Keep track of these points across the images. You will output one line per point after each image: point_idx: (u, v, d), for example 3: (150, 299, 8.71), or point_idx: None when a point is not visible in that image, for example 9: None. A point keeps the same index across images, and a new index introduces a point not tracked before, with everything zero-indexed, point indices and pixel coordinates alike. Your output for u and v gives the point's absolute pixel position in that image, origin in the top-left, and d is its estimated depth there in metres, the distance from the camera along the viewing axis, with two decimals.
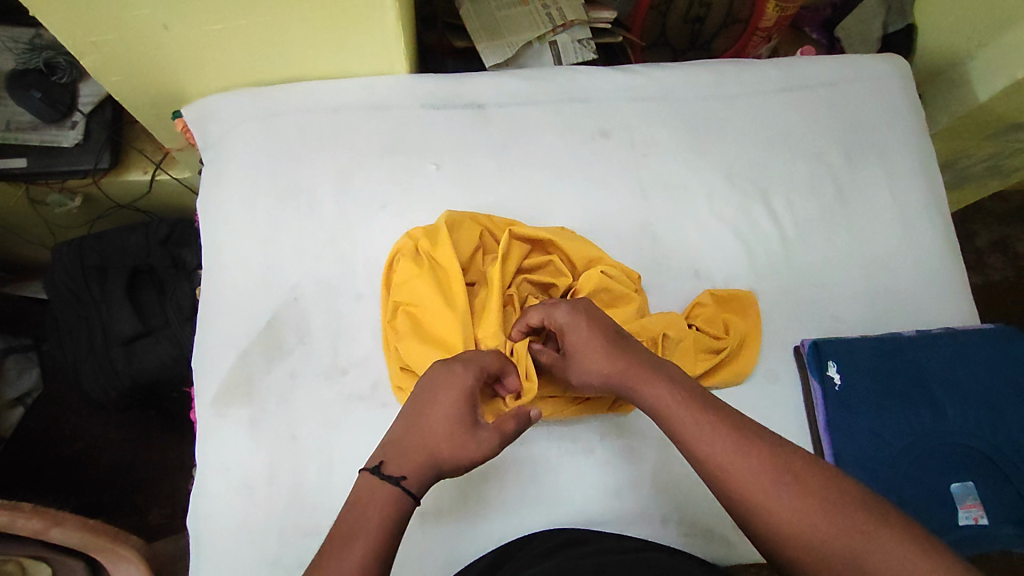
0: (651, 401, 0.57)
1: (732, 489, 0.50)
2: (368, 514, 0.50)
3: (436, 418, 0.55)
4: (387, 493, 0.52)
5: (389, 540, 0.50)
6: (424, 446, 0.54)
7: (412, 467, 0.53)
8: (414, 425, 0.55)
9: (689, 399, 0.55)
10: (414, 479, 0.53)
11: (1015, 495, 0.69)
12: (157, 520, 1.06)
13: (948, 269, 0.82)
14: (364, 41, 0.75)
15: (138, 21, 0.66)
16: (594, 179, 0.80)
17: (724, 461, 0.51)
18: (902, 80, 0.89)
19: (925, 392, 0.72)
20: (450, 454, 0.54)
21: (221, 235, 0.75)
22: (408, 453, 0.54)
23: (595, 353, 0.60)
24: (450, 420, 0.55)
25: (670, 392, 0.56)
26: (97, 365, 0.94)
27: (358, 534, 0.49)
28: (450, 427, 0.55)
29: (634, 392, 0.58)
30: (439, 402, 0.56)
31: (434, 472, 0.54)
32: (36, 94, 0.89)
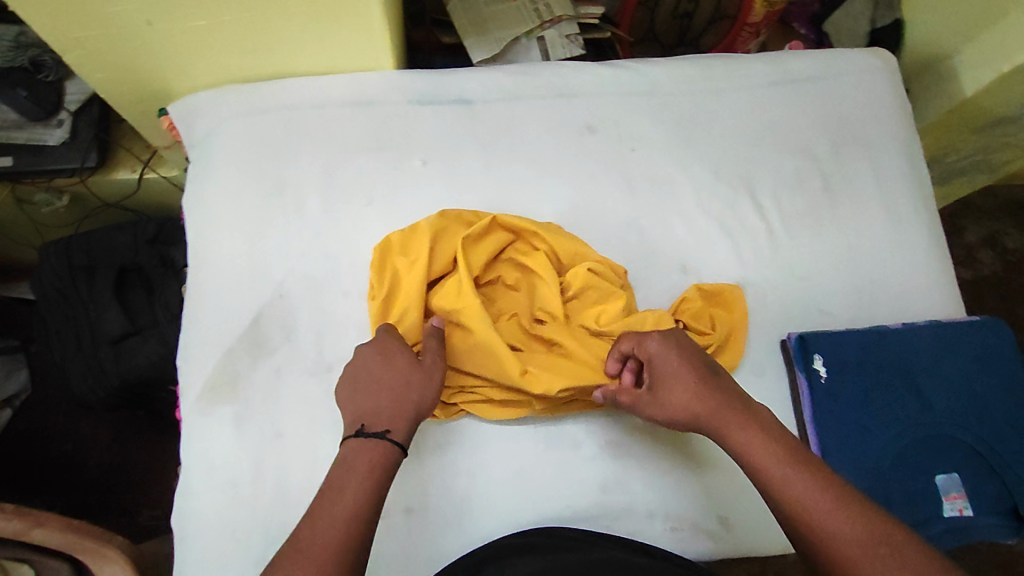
0: (738, 440, 0.57)
1: (821, 545, 0.50)
2: (357, 472, 0.53)
3: (384, 372, 0.59)
4: (373, 451, 0.55)
5: (380, 492, 0.53)
6: (388, 400, 0.57)
7: (396, 420, 0.57)
8: (363, 388, 0.59)
9: (765, 434, 0.57)
10: (398, 431, 0.56)
11: (999, 487, 0.70)
12: (147, 522, 1.06)
13: (934, 263, 0.82)
14: (350, 37, 0.75)
15: (122, 17, 0.66)
16: (581, 174, 0.80)
17: (783, 483, 0.53)
18: (889, 74, 0.89)
19: (911, 385, 0.72)
20: (414, 396, 0.58)
21: (206, 232, 0.75)
22: (383, 410, 0.57)
23: (683, 389, 0.60)
24: (397, 368, 0.59)
25: (759, 433, 0.57)
26: (85, 364, 0.93)
27: (347, 490, 0.52)
28: (402, 374, 0.59)
29: (723, 433, 0.58)
30: (380, 364, 0.60)
31: (412, 418, 0.58)
32: (21, 92, 0.87)
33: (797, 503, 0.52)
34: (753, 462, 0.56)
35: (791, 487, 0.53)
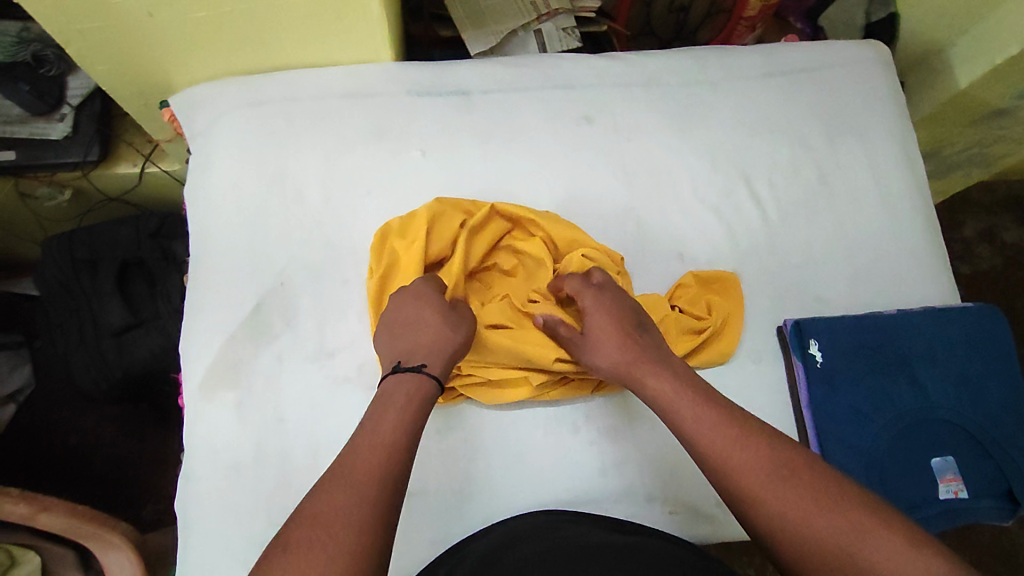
0: (650, 390, 0.61)
1: (736, 481, 0.53)
2: (392, 406, 0.56)
3: (425, 312, 0.63)
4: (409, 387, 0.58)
5: (415, 422, 0.56)
6: (429, 338, 0.62)
7: (434, 356, 0.60)
8: (406, 327, 0.63)
9: (689, 388, 0.60)
10: (434, 365, 0.60)
11: (994, 469, 0.70)
12: (151, 514, 1.09)
13: (929, 251, 0.83)
14: (349, 29, 0.75)
15: (123, 8, 0.67)
16: (578, 164, 0.81)
17: (702, 424, 0.57)
18: (884, 65, 0.90)
19: (907, 370, 0.72)
20: (452, 335, 0.62)
21: (208, 222, 0.75)
22: (425, 347, 0.61)
23: (612, 341, 0.64)
24: (434, 310, 0.64)
25: (669, 382, 0.61)
26: (88, 357, 0.94)
27: (385, 418, 0.55)
28: (440, 315, 0.63)
29: (639, 382, 0.62)
30: (416, 308, 0.64)
31: (449, 356, 0.61)
32: (23, 86, 0.89)
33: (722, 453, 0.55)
34: (670, 412, 0.59)
35: (715, 438, 0.56)
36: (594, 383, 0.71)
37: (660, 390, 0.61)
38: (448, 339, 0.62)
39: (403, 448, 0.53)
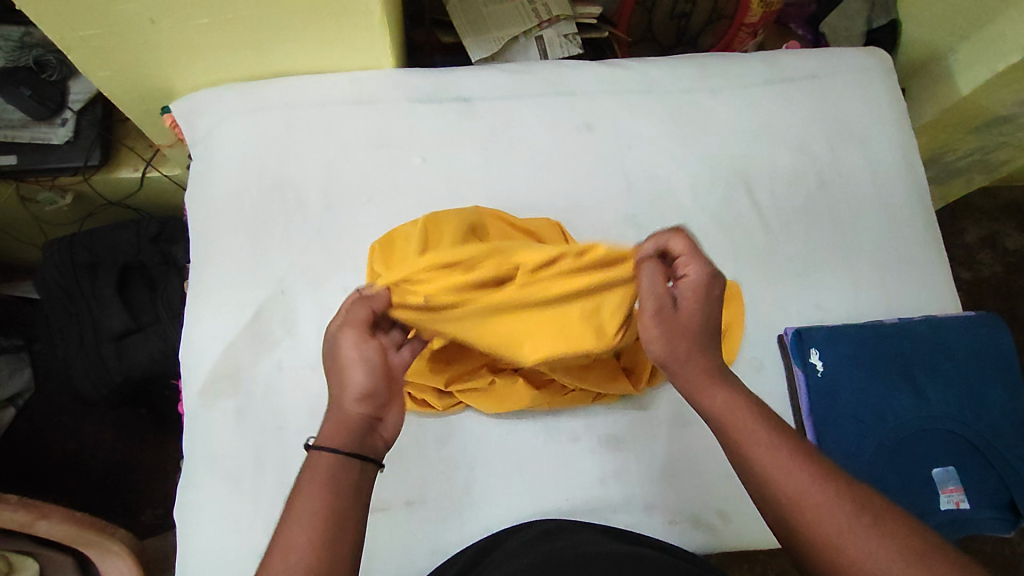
0: (714, 399, 0.54)
1: (796, 510, 0.48)
2: (312, 492, 0.49)
3: (320, 375, 0.56)
4: (321, 465, 0.50)
5: (346, 505, 0.49)
6: (325, 405, 0.54)
7: (323, 427, 0.52)
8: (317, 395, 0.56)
9: (753, 407, 0.53)
10: (323, 436, 0.51)
11: (996, 480, 0.70)
12: (150, 520, 1.07)
13: (931, 259, 0.82)
14: (350, 36, 0.75)
15: (125, 15, 0.67)
16: (579, 171, 0.81)
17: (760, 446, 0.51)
18: (885, 73, 0.90)
19: (908, 380, 0.72)
20: (338, 393, 0.53)
21: (209, 229, 0.75)
22: (323, 421, 0.53)
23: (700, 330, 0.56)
24: (327, 367, 0.55)
25: (738, 400, 0.54)
26: (88, 361, 0.93)
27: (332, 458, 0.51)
28: (330, 369, 0.54)
29: (700, 392, 0.55)
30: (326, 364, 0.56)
31: (341, 418, 0.52)
32: (26, 91, 0.88)
33: (789, 491, 0.49)
34: (730, 429, 0.53)
35: (780, 470, 0.49)
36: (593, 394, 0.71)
37: (721, 408, 0.54)
38: (339, 399, 0.53)
39: (336, 543, 0.47)
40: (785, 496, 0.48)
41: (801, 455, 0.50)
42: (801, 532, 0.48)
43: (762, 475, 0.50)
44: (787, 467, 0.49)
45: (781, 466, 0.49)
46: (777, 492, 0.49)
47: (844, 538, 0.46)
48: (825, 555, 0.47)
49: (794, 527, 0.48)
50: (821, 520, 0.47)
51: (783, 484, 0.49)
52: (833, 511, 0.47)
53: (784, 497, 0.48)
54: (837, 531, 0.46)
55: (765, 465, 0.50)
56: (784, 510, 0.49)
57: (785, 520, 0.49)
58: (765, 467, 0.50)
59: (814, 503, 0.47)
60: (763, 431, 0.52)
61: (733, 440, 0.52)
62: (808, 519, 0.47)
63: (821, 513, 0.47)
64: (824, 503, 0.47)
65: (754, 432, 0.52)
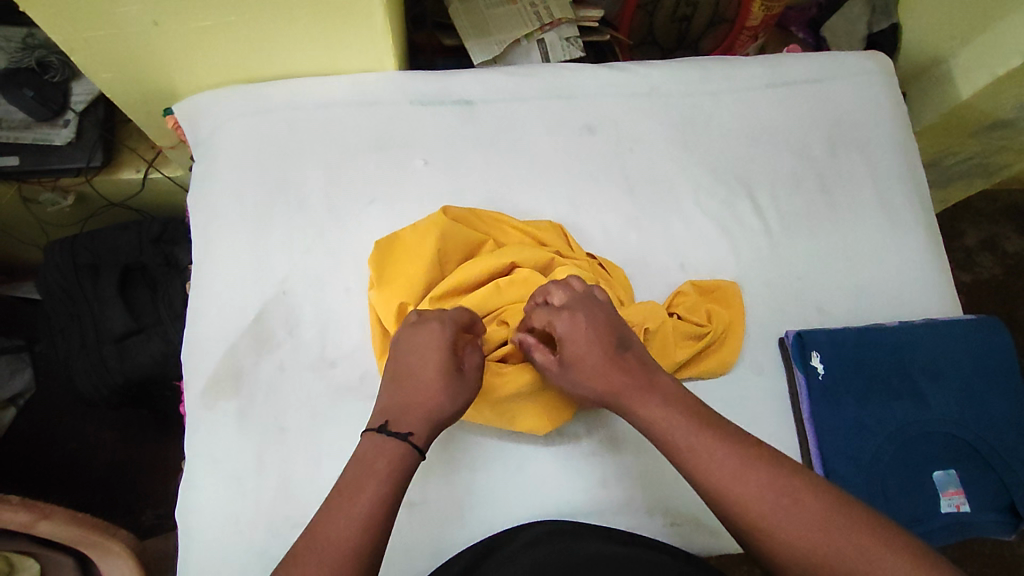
0: (643, 411, 0.59)
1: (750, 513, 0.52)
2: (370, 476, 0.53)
3: (426, 372, 0.60)
4: (393, 452, 0.55)
5: (397, 491, 0.54)
6: (425, 402, 0.59)
7: (418, 424, 0.58)
8: (405, 383, 0.60)
9: (688, 415, 0.57)
10: (419, 434, 0.57)
11: (996, 483, 0.70)
12: (150, 521, 1.06)
13: (931, 262, 0.83)
14: (353, 38, 0.76)
15: (128, 17, 0.67)
16: (581, 174, 0.81)
17: (715, 458, 0.54)
18: (886, 76, 0.90)
19: (909, 383, 0.72)
20: (446, 405, 0.59)
21: (211, 231, 0.75)
22: (409, 413, 0.58)
23: (593, 364, 0.61)
24: (438, 371, 0.60)
25: (666, 411, 0.58)
26: (89, 362, 0.94)
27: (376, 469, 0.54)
28: (449, 379, 0.60)
29: (631, 409, 0.59)
30: (424, 359, 0.60)
31: (436, 425, 0.59)
32: (27, 92, 0.89)
33: (720, 483, 0.53)
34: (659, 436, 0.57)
35: (711, 464, 0.54)
36: None
37: (651, 415, 0.58)
38: (444, 409, 0.59)
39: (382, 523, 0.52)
40: (718, 489, 0.53)
41: (731, 445, 0.55)
42: (735, 519, 0.52)
43: (696, 470, 0.54)
44: (718, 459, 0.54)
45: (712, 460, 0.54)
46: (735, 501, 0.52)
47: (774, 519, 0.51)
48: (763, 538, 0.51)
49: (732, 515, 0.53)
50: (753, 507, 0.52)
51: (714, 477, 0.53)
52: (763, 496, 0.52)
53: (716, 489, 0.53)
54: (765, 515, 0.51)
55: (697, 462, 0.54)
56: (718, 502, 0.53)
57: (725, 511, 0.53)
58: (698, 463, 0.54)
59: (744, 492, 0.52)
60: (689, 428, 0.56)
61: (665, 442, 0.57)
62: (742, 507, 0.52)
63: (751, 500, 0.52)
64: (754, 491, 0.52)
65: (686, 432, 0.56)
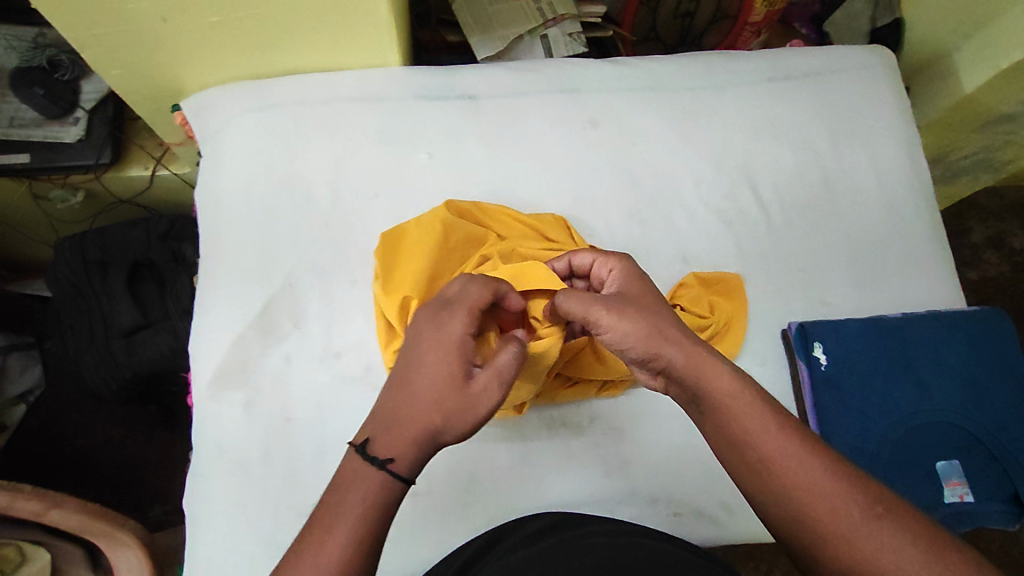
0: (715, 381, 0.51)
1: (815, 510, 0.46)
2: (350, 505, 0.47)
3: (428, 380, 0.51)
4: (373, 484, 0.48)
5: (377, 532, 0.48)
6: (417, 418, 0.50)
7: (403, 448, 0.50)
8: (405, 386, 0.52)
9: (754, 392, 0.51)
10: (403, 462, 0.49)
11: (1000, 474, 0.70)
12: (158, 517, 1.08)
13: (935, 254, 0.83)
14: (358, 34, 0.76)
15: (137, 15, 0.68)
16: (585, 168, 0.81)
17: (777, 446, 0.48)
18: (889, 69, 0.91)
19: (912, 373, 0.73)
20: (442, 424, 0.50)
21: (217, 224, 0.76)
22: (395, 431, 0.50)
23: (628, 308, 0.55)
24: (446, 381, 0.51)
25: (736, 383, 0.51)
26: (98, 356, 0.94)
27: (353, 504, 0.47)
28: (449, 392, 0.51)
29: (696, 370, 0.52)
30: (436, 362, 0.52)
31: (427, 449, 0.51)
32: (38, 90, 0.91)
33: (801, 489, 0.47)
34: (734, 416, 0.50)
35: (791, 467, 0.48)
36: (597, 385, 0.72)
37: (721, 387, 0.51)
38: (436, 426, 0.50)
39: (365, 561, 0.47)
40: (790, 490, 0.47)
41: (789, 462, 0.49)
42: (800, 525, 0.47)
43: (768, 467, 0.48)
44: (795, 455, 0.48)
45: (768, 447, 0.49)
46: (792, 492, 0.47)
47: (858, 535, 0.45)
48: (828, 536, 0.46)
49: (805, 522, 0.47)
50: (829, 516, 0.46)
51: (799, 480, 0.47)
52: (847, 506, 0.46)
53: (798, 492, 0.47)
54: (845, 524, 0.45)
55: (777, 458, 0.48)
56: (791, 508, 0.47)
57: (791, 515, 0.47)
58: (782, 464, 0.48)
59: (818, 499, 0.46)
60: (767, 420, 0.50)
61: (737, 429, 0.50)
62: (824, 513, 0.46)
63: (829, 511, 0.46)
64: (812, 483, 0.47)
65: (763, 419, 0.49)
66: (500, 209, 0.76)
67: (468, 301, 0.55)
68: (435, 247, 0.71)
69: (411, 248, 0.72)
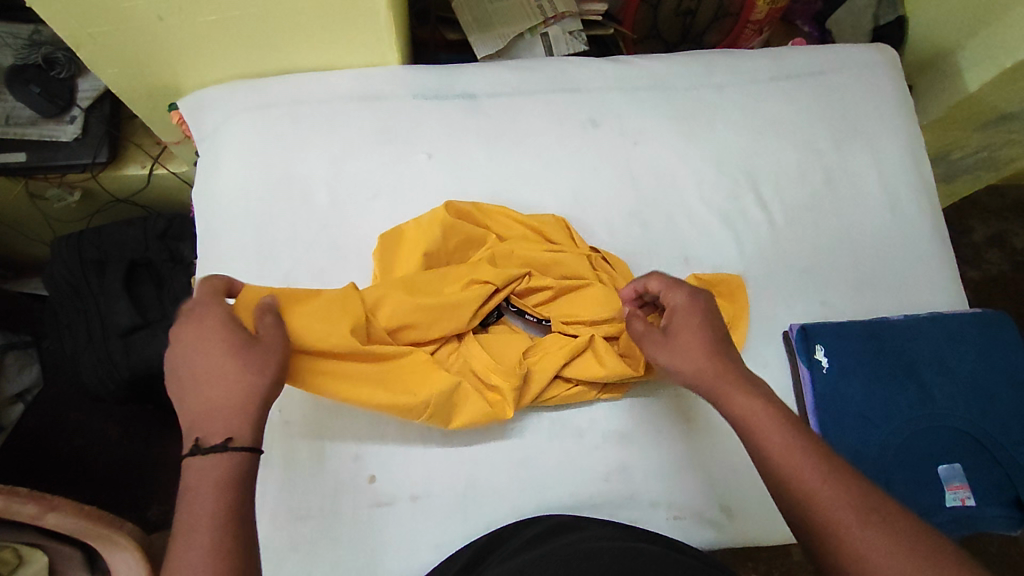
0: (738, 403, 0.54)
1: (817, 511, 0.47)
2: (206, 493, 0.45)
3: (207, 362, 0.50)
4: (220, 465, 0.46)
5: (242, 500, 0.46)
6: (223, 394, 0.49)
7: (226, 422, 0.48)
8: (192, 380, 0.49)
9: (774, 408, 0.53)
10: (240, 433, 0.47)
11: (1002, 477, 0.70)
12: (156, 516, 1.07)
13: (937, 255, 0.82)
14: (357, 32, 0.76)
15: (134, 12, 0.67)
16: (584, 168, 0.81)
17: (781, 449, 0.50)
18: (892, 68, 0.90)
19: (914, 376, 0.72)
20: (254, 381, 0.50)
21: (214, 225, 0.76)
22: (210, 417, 0.48)
23: (676, 345, 0.58)
24: (223, 353, 0.50)
25: (761, 404, 0.53)
26: (95, 356, 0.93)
27: (209, 491, 0.45)
28: (232, 362, 0.50)
29: (721, 395, 0.55)
30: (208, 346, 0.50)
31: (255, 412, 0.49)
32: (34, 88, 0.90)
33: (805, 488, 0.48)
34: (753, 430, 0.52)
35: (793, 463, 0.49)
36: (598, 388, 0.71)
37: (741, 405, 0.54)
38: (248, 389, 0.49)
39: (245, 532, 0.45)
40: (790, 482, 0.48)
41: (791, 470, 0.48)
42: (801, 524, 0.48)
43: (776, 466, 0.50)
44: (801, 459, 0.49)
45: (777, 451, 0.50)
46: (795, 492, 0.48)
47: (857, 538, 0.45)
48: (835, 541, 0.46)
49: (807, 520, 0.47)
50: (834, 517, 0.46)
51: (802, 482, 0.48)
52: (847, 510, 0.46)
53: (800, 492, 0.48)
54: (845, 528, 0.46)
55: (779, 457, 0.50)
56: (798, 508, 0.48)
57: (794, 514, 0.48)
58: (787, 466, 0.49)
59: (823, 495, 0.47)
60: (783, 432, 0.51)
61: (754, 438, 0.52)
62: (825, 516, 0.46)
63: (831, 508, 0.46)
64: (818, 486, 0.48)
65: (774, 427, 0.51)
66: (499, 210, 0.76)
67: (210, 293, 0.55)
68: (427, 247, 0.71)
69: (408, 250, 0.72)
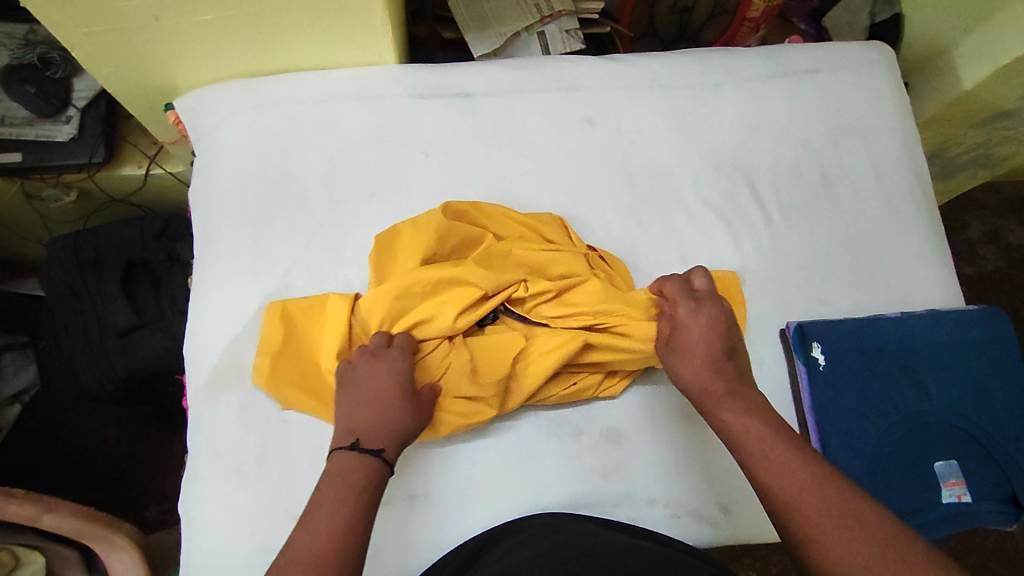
0: (730, 418, 0.58)
1: (802, 514, 0.49)
2: (343, 489, 0.53)
3: (379, 389, 0.61)
4: (370, 466, 0.55)
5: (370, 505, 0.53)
6: (388, 418, 0.59)
7: (386, 439, 0.58)
8: (363, 400, 0.60)
9: (764, 422, 0.56)
10: (389, 450, 0.58)
11: (998, 474, 0.70)
12: (155, 516, 1.07)
13: (932, 252, 0.82)
14: (353, 32, 0.76)
15: (129, 12, 0.67)
16: (581, 167, 0.81)
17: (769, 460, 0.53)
18: (888, 66, 0.90)
19: (910, 373, 0.72)
20: (407, 421, 0.60)
21: (210, 225, 0.76)
22: (372, 428, 0.58)
23: (684, 356, 0.63)
24: (392, 390, 0.61)
25: (751, 419, 0.57)
26: (92, 357, 0.93)
27: (348, 491, 0.53)
28: (397, 395, 0.61)
29: (711, 407, 0.60)
30: (384, 379, 0.62)
31: (402, 441, 0.59)
32: (30, 88, 0.89)
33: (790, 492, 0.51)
34: (742, 442, 0.56)
35: (779, 475, 0.52)
36: (595, 385, 0.71)
37: (733, 421, 0.57)
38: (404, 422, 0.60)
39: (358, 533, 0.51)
40: (775, 489, 0.51)
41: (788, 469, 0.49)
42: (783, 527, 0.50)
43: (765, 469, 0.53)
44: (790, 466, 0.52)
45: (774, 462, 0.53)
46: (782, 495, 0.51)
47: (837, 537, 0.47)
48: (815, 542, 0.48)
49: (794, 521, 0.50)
50: (816, 519, 0.48)
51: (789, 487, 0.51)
52: (828, 509, 0.48)
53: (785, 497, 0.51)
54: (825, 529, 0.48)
55: (765, 469, 0.53)
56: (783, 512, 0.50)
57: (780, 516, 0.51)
58: (775, 476, 0.52)
59: (803, 502, 0.49)
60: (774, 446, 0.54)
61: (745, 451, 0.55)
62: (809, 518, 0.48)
63: (814, 510, 0.48)
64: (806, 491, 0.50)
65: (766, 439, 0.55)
66: (496, 209, 0.76)
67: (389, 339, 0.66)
68: (422, 247, 0.71)
69: (405, 250, 0.72)
